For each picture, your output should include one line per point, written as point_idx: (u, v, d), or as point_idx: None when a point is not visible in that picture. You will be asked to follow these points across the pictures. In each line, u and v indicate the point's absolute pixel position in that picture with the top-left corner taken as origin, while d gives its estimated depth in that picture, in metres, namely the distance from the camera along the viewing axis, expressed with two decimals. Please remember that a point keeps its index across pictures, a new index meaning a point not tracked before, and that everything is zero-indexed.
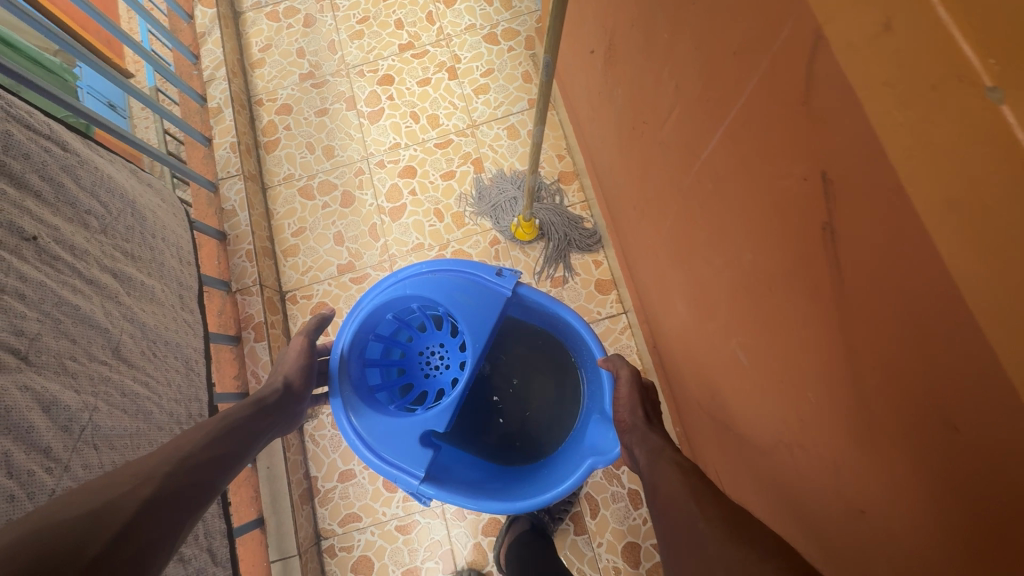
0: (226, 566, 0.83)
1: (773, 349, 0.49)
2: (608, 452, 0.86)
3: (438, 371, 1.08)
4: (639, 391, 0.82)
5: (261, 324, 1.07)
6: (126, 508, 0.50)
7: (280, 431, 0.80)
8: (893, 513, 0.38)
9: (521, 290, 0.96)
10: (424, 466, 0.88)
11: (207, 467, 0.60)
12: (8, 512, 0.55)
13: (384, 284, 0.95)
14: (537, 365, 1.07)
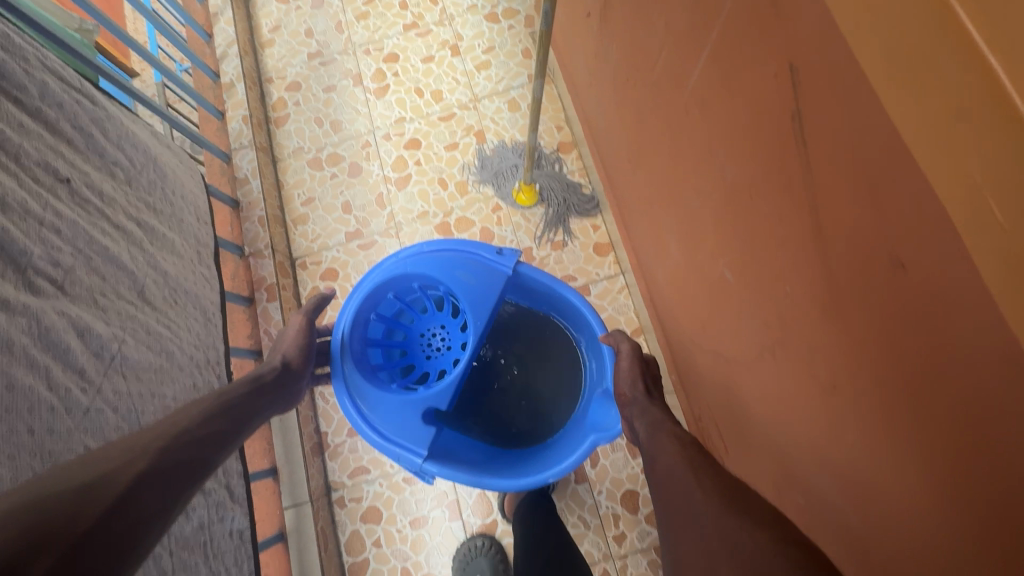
0: (242, 505, 0.86)
1: (757, 254, 0.53)
2: (610, 427, 0.88)
3: (439, 352, 1.11)
4: (639, 363, 0.83)
5: (274, 285, 1.12)
6: (122, 478, 0.50)
7: (281, 409, 0.81)
8: (860, 373, 0.42)
9: (522, 268, 1.00)
10: (428, 445, 0.92)
11: (201, 444, 0.59)
12: (50, 422, 0.59)
13: (385, 265, 0.99)
14: (536, 345, 1.11)
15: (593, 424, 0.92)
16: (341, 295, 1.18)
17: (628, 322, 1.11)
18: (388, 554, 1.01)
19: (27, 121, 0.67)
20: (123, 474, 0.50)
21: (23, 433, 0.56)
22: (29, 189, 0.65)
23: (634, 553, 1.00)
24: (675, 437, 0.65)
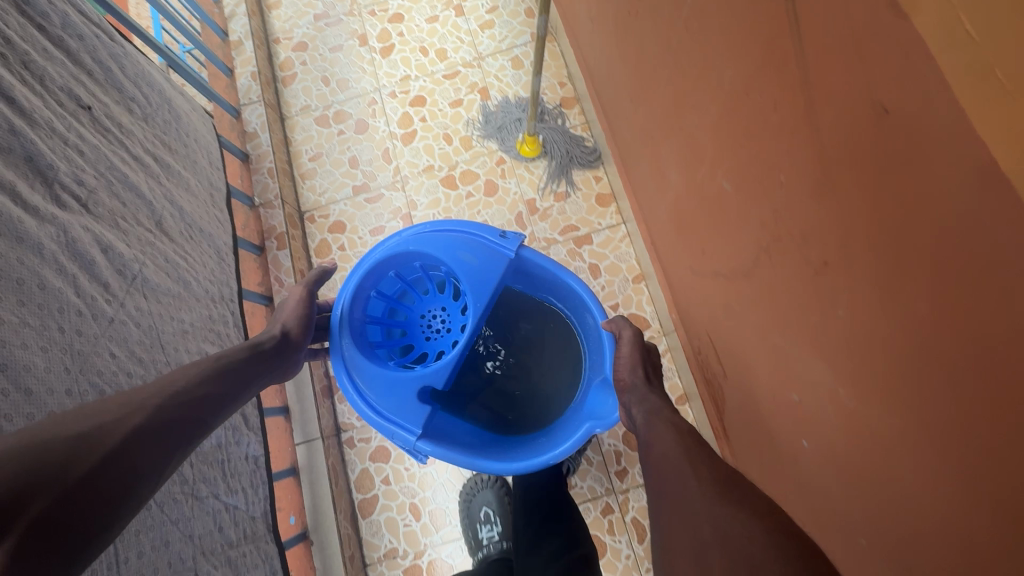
0: (258, 433, 0.90)
1: (753, 153, 0.56)
2: (607, 415, 0.88)
3: (438, 334, 1.09)
4: (640, 350, 0.83)
5: (284, 234, 1.15)
6: (115, 433, 0.48)
7: (274, 379, 0.77)
8: (847, 242, 0.45)
9: (525, 252, 0.98)
10: (422, 425, 0.91)
11: (197, 404, 0.57)
12: (79, 325, 0.62)
13: (387, 243, 0.98)
14: (538, 330, 1.09)
15: (590, 412, 0.93)
16: (348, 247, 1.20)
17: (629, 269, 1.14)
18: (396, 491, 1.04)
19: (50, 48, 0.69)
20: (117, 427, 0.49)
21: (55, 331, 0.58)
22: (54, 110, 0.67)
23: (635, 488, 1.03)
24: (673, 428, 0.64)
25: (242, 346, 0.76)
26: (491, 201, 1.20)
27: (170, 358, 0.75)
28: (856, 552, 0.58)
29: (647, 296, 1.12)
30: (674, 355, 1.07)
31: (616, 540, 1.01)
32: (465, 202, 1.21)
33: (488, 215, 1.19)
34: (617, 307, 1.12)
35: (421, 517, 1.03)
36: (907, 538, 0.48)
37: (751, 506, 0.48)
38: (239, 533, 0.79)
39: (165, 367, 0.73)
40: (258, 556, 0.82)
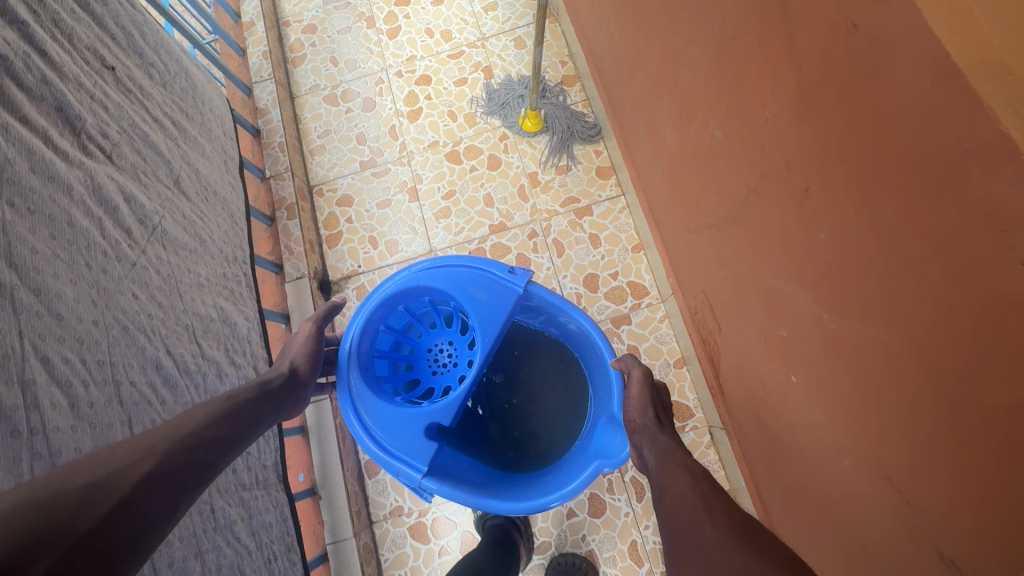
0: None
1: (741, 95, 0.59)
2: (616, 453, 0.89)
3: (445, 369, 1.09)
4: (650, 391, 0.87)
5: (293, 205, 1.19)
6: (122, 482, 0.49)
7: (281, 418, 0.77)
8: (825, 166, 0.48)
9: (532, 289, 0.98)
10: (428, 462, 0.90)
11: (205, 447, 0.58)
12: (105, 264, 0.66)
13: (398, 277, 0.99)
14: (546, 369, 1.09)
15: (598, 449, 0.93)
16: (355, 220, 1.24)
17: (628, 239, 1.16)
18: None
19: (78, 10, 0.73)
20: (127, 475, 0.49)
21: (83, 266, 0.62)
22: (81, 67, 0.71)
23: None
24: (686, 470, 0.67)
25: (250, 384, 0.76)
26: (495, 174, 1.24)
27: (187, 307, 0.78)
28: (842, 474, 0.61)
29: (646, 264, 1.14)
30: (672, 320, 1.10)
31: (616, 498, 1.04)
32: (469, 175, 1.24)
33: (492, 188, 1.23)
34: (617, 275, 1.15)
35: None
36: (885, 446, 0.51)
37: (768, 556, 0.49)
38: (251, 478, 0.82)
39: (183, 314, 0.77)
40: (270, 500, 0.85)
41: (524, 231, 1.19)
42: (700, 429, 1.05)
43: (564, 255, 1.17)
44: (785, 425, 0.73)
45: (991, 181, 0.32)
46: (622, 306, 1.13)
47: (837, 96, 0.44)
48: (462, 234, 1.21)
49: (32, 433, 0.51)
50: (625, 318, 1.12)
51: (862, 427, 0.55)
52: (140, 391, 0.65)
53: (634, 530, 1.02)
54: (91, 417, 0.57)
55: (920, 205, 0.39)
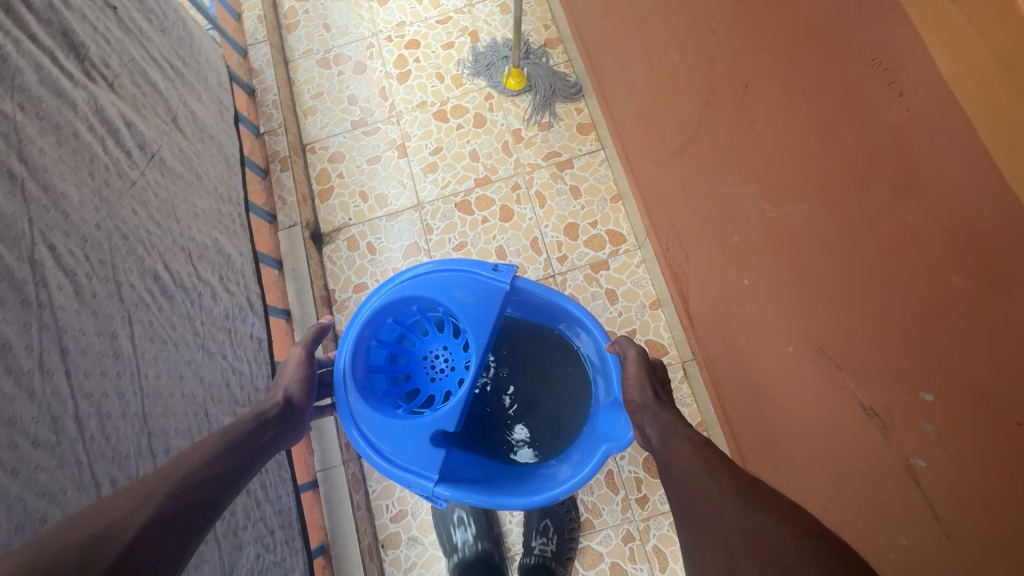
0: (261, 317, 0.98)
1: (693, 13, 0.65)
2: (622, 436, 0.89)
3: (443, 374, 1.10)
4: (646, 369, 0.86)
5: (287, 158, 1.25)
6: (124, 531, 0.47)
7: (283, 445, 0.78)
8: (760, 62, 0.54)
9: (520, 283, 1.00)
10: (435, 466, 0.91)
11: (206, 485, 0.57)
12: (107, 178, 0.71)
13: (383, 291, 0.99)
14: (540, 372, 1.09)
15: (605, 434, 0.94)
16: (346, 175, 1.29)
17: (607, 190, 1.22)
18: None
19: None
20: (125, 528, 0.47)
21: (86, 174, 0.67)
22: (86, 2, 0.76)
23: None
24: (688, 441, 0.66)
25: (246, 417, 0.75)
26: (480, 131, 1.29)
27: (184, 233, 0.83)
28: (787, 359, 0.66)
29: (624, 214, 1.20)
30: (648, 265, 1.15)
31: None
32: (455, 133, 1.30)
33: (477, 144, 1.28)
34: (596, 224, 1.20)
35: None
36: (814, 316, 0.56)
37: (776, 513, 0.49)
38: (244, 395, 0.87)
39: (179, 236, 0.82)
40: None
41: (508, 183, 1.24)
42: (674, 366, 1.10)
43: (545, 206, 1.22)
44: (745, 337, 0.77)
45: (883, 30, 0.37)
46: (600, 252, 1.18)
47: (782, 11, 0.48)
48: (449, 187, 1.26)
49: (42, 306, 0.55)
50: (603, 263, 1.17)
51: (799, 311, 0.59)
52: (139, 294, 0.70)
53: (610, 460, 1.06)
54: (94, 305, 0.62)
55: (830, 69, 0.44)
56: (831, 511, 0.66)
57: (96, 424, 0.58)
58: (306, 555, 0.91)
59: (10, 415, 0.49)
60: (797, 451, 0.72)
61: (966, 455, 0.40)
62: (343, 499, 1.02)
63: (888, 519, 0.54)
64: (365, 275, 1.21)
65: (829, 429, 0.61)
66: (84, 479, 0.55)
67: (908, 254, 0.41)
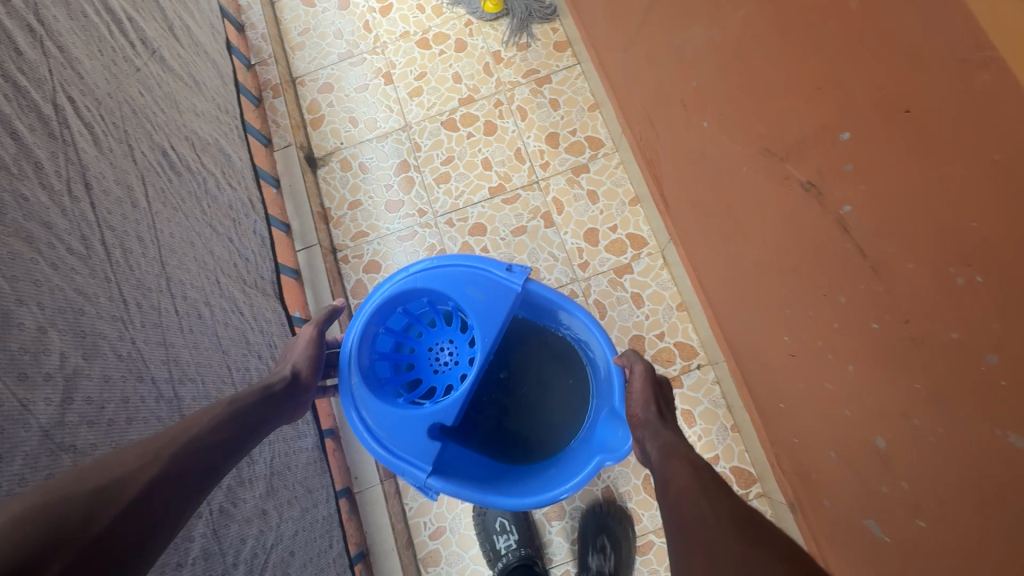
0: (261, 212, 1.05)
1: None
2: (617, 447, 0.89)
3: (447, 367, 1.08)
4: (651, 386, 0.85)
5: (278, 85, 1.32)
6: (135, 483, 0.47)
7: (285, 420, 0.75)
8: None
9: (531, 286, 0.97)
10: (431, 459, 0.92)
11: (213, 446, 0.57)
12: (114, 59, 0.76)
13: (394, 280, 0.98)
14: (546, 370, 1.07)
15: (600, 443, 0.92)
16: (335, 104, 1.35)
17: (585, 100, 1.28)
18: None
19: None
20: (133, 481, 0.47)
21: (96, 50, 0.73)
22: None
23: (595, 276, 1.16)
24: (688, 462, 0.65)
25: (254, 389, 0.74)
26: (461, 56, 1.35)
27: (185, 124, 0.89)
28: (742, 180, 0.72)
29: (601, 120, 1.26)
30: (626, 166, 1.21)
31: None
32: (438, 59, 1.36)
33: (460, 67, 1.34)
34: (576, 132, 1.26)
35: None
36: (760, 118, 0.63)
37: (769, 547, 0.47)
38: (251, 277, 0.94)
39: (182, 125, 0.88)
40: (269, 304, 0.96)
41: (490, 101, 1.31)
42: (654, 255, 1.16)
43: (526, 119, 1.28)
44: (719, 195, 0.82)
45: None
46: (580, 157, 1.24)
47: None
48: (434, 108, 1.32)
49: (66, 143, 0.61)
50: (584, 167, 1.23)
51: (747, 122, 0.66)
52: (150, 162, 0.76)
53: None
54: (111, 158, 0.69)
55: None
56: (788, 316, 0.73)
57: (119, 254, 0.64)
58: (317, 426, 0.97)
59: (46, 221, 0.55)
60: (765, 296, 0.78)
61: (882, 179, 0.47)
62: None
63: (830, 285, 0.60)
64: (359, 194, 1.27)
65: (784, 247, 0.68)
66: (114, 293, 0.61)
67: (830, 15, 0.47)
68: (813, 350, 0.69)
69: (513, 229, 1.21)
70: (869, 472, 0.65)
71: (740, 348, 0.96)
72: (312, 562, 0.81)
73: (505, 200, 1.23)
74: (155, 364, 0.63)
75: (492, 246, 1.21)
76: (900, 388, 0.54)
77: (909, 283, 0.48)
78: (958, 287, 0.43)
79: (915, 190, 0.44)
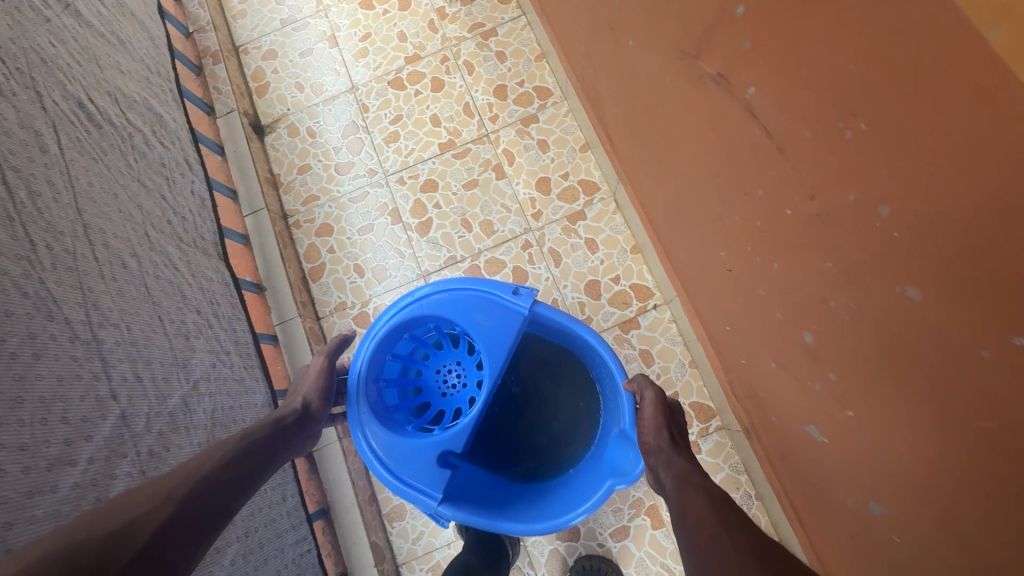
0: (200, 176, 1.03)
1: None
2: (628, 470, 0.83)
3: (456, 389, 1.04)
4: (663, 413, 0.81)
5: (217, 51, 1.28)
6: (146, 527, 0.49)
7: (292, 455, 0.76)
8: None
9: (538, 309, 0.91)
10: (440, 486, 0.87)
11: (226, 489, 0.58)
12: (20, 7, 0.73)
13: (401, 305, 0.92)
14: (556, 391, 1.04)
15: (611, 464, 0.86)
16: (280, 70, 1.33)
17: (531, 51, 1.26)
18: (342, 256, 1.18)
19: None
20: (141, 528, 0.49)
21: None
22: None
23: (549, 224, 1.15)
24: (704, 491, 0.62)
25: (265, 421, 0.76)
26: (406, 14, 1.32)
27: (107, 80, 0.87)
28: (666, 92, 0.72)
29: (548, 70, 1.24)
30: (575, 113, 1.20)
31: (536, 267, 1.13)
32: (382, 18, 1.33)
33: (405, 26, 1.32)
34: (524, 83, 1.24)
35: (423, 235, 1.18)
36: (674, 18, 0.62)
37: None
38: (188, 236, 0.92)
39: (103, 82, 0.85)
40: (211, 264, 0.94)
41: (437, 57, 1.29)
42: (606, 201, 1.15)
43: (474, 73, 1.26)
44: (654, 121, 0.80)
45: None
46: (529, 108, 1.22)
47: None
48: (381, 69, 1.30)
49: None
50: (533, 117, 1.22)
51: (664, 24, 0.65)
52: (63, 112, 0.74)
53: (554, 291, 1.12)
54: (14, 101, 0.66)
55: None
56: (721, 229, 0.72)
57: (24, 195, 0.62)
58: (268, 384, 0.96)
59: None
60: (704, 218, 0.77)
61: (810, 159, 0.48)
62: (302, 348, 1.08)
63: (749, 181, 0.60)
64: (308, 158, 1.25)
65: (710, 153, 0.67)
66: (17, 232, 0.59)
67: None
68: (743, 258, 0.68)
69: (464, 183, 1.20)
70: (812, 405, 0.66)
71: (688, 277, 0.95)
72: (261, 512, 0.79)
73: (455, 154, 1.22)
74: (69, 306, 0.61)
75: (444, 202, 1.19)
76: (815, 272, 0.54)
77: (809, 151, 0.47)
78: (847, 141, 0.42)
79: (834, 167, 0.45)
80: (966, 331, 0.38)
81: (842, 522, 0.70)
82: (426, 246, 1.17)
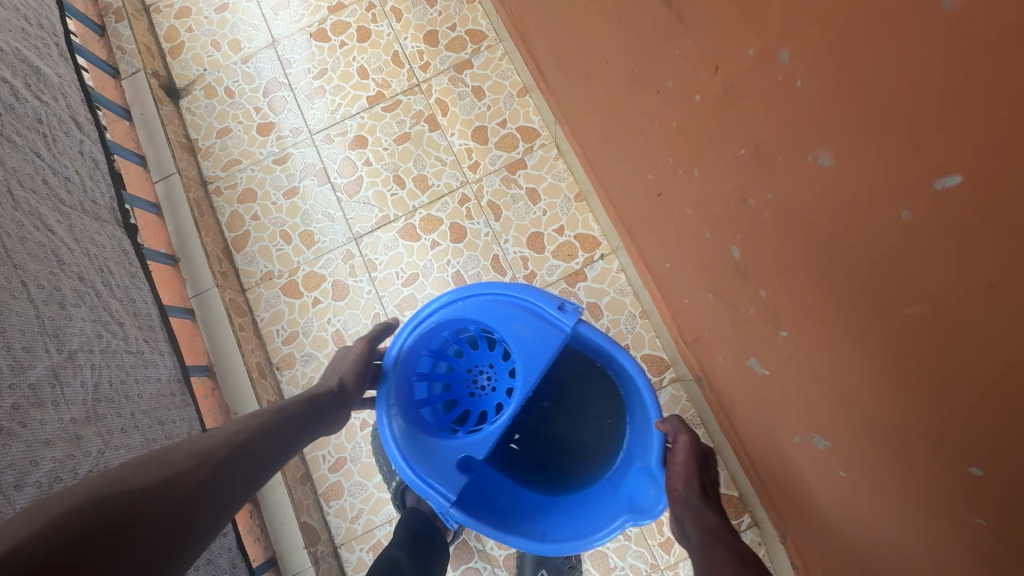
0: (94, 138, 0.94)
1: None
2: (646, 507, 0.73)
3: (484, 392, 0.93)
4: (698, 460, 0.74)
5: (120, 9, 1.16)
6: (185, 482, 0.48)
7: (321, 433, 0.70)
8: None
9: (582, 330, 0.78)
10: (457, 488, 0.77)
11: (253, 456, 0.55)
12: None
13: (445, 300, 0.81)
14: (591, 400, 0.91)
15: (628, 496, 0.77)
16: (193, 27, 1.22)
17: None
18: (267, 222, 1.10)
19: None
20: (183, 479, 0.48)
21: None
22: None
23: (487, 175, 1.07)
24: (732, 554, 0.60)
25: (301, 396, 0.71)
26: None
27: None
28: None
29: (481, 12, 1.15)
30: (511, 56, 1.11)
31: (475, 224, 1.05)
32: None
33: None
34: (455, 27, 1.15)
35: (353, 194, 1.09)
36: None
37: None
38: (73, 200, 0.83)
39: None
40: (104, 230, 0.86)
41: (361, 5, 1.19)
42: (547, 146, 1.07)
43: (402, 19, 1.17)
44: (574, 37, 0.72)
45: None
46: (462, 53, 1.13)
47: None
48: (303, 20, 1.19)
49: None
50: (466, 63, 1.13)
51: None
52: None
53: (495, 246, 1.04)
54: None
55: None
56: (644, 146, 0.64)
57: None
58: (178, 358, 0.88)
59: None
60: (628, 139, 0.69)
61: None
62: (220, 320, 1.00)
63: (659, 72, 0.52)
64: (227, 120, 1.16)
65: (620, 53, 0.59)
66: None
67: None
68: (668, 173, 0.61)
69: (396, 137, 1.11)
70: (748, 335, 0.59)
71: (626, 213, 0.87)
72: None
73: (385, 108, 1.13)
74: None
75: (375, 158, 1.10)
76: (730, 164, 0.46)
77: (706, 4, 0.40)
78: None
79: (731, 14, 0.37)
80: (886, 187, 0.31)
81: (791, 479, 0.65)
82: (356, 206, 1.08)
